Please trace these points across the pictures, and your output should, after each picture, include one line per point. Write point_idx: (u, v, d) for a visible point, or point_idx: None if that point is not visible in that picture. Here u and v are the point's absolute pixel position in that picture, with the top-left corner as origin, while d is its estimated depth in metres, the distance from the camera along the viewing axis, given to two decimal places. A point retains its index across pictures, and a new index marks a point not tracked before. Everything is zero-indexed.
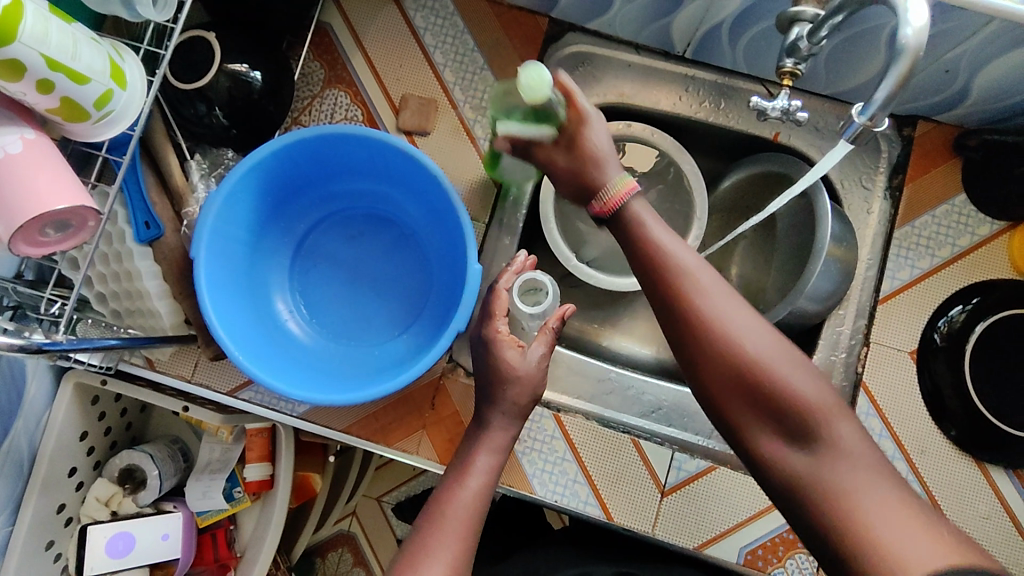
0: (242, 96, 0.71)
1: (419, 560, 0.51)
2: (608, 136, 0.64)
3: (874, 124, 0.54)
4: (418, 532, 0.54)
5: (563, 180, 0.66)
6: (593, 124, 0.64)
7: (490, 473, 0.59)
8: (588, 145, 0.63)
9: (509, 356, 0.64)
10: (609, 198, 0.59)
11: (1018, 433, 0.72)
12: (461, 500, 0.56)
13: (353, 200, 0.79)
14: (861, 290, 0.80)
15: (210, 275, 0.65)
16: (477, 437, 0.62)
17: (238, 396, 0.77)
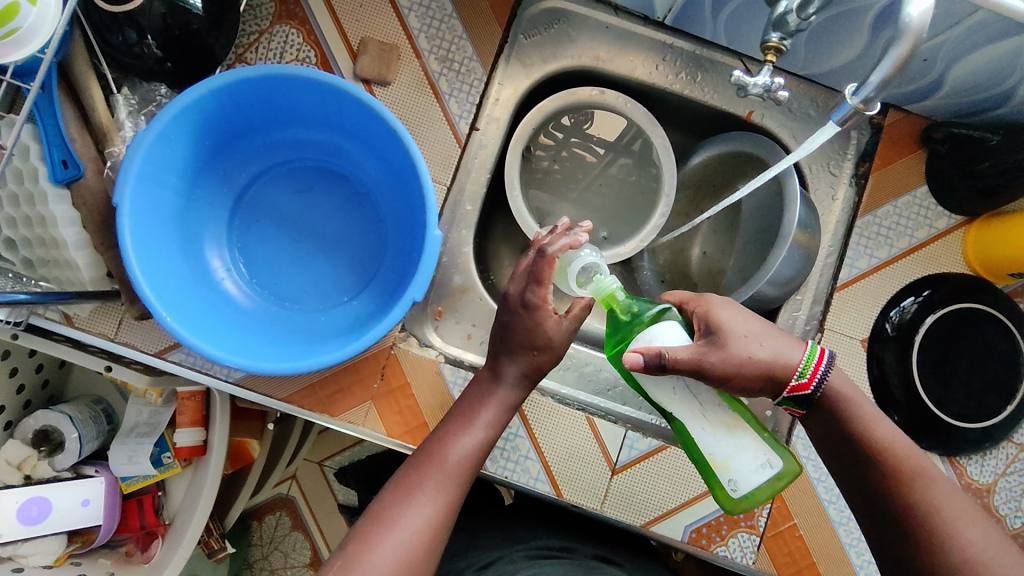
0: (179, 26, 0.63)
1: (412, 494, 0.56)
2: (739, 308, 0.59)
3: (866, 108, 0.52)
4: (415, 466, 0.58)
5: (735, 371, 0.54)
6: (720, 306, 0.58)
7: (493, 427, 0.62)
8: (726, 320, 0.57)
9: (550, 326, 0.63)
10: (807, 373, 0.56)
11: (955, 422, 0.75)
12: (461, 452, 0.59)
13: (302, 150, 0.72)
14: (819, 277, 0.81)
15: (135, 226, 0.59)
16: (487, 388, 0.64)
17: (167, 357, 0.71)
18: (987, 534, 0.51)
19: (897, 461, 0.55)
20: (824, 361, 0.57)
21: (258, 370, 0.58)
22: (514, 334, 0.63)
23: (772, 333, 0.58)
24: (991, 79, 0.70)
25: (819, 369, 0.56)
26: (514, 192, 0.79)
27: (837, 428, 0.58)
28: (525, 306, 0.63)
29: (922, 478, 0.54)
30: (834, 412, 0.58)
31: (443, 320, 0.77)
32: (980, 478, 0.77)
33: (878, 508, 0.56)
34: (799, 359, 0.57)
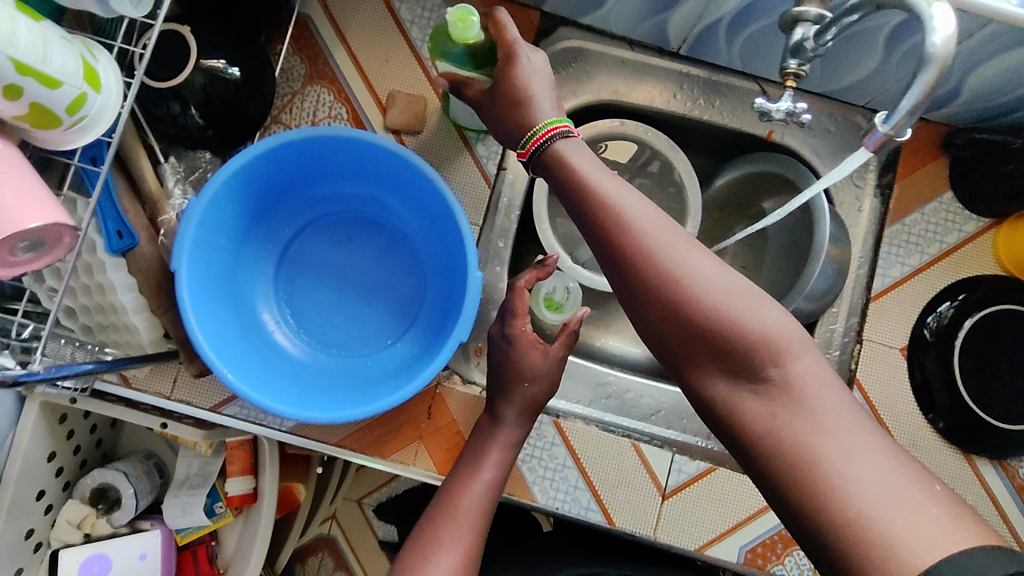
0: (219, 95, 0.67)
1: (433, 548, 0.55)
2: (545, 77, 0.60)
3: (897, 134, 0.53)
4: (430, 522, 0.58)
5: (493, 127, 0.62)
6: (518, 62, 0.59)
7: (497, 470, 0.64)
8: (512, 83, 0.59)
9: (536, 358, 0.67)
10: (530, 143, 0.57)
11: (1003, 425, 0.75)
12: (473, 498, 0.60)
13: (340, 201, 0.74)
14: (853, 288, 0.80)
15: (191, 289, 0.61)
16: (486, 434, 0.67)
17: (222, 411, 0.73)
18: (712, 266, 0.47)
19: (664, 258, 0.47)
20: (551, 139, 0.55)
21: (319, 420, 0.60)
22: (509, 368, 0.67)
23: (551, 109, 0.58)
24: (1005, 85, 0.71)
25: (539, 143, 0.56)
26: (543, 225, 0.81)
27: (599, 236, 0.50)
28: (511, 340, 0.68)
29: (693, 274, 0.46)
30: (583, 207, 0.51)
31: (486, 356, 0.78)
32: None
33: (661, 328, 0.48)
34: (543, 125, 0.56)
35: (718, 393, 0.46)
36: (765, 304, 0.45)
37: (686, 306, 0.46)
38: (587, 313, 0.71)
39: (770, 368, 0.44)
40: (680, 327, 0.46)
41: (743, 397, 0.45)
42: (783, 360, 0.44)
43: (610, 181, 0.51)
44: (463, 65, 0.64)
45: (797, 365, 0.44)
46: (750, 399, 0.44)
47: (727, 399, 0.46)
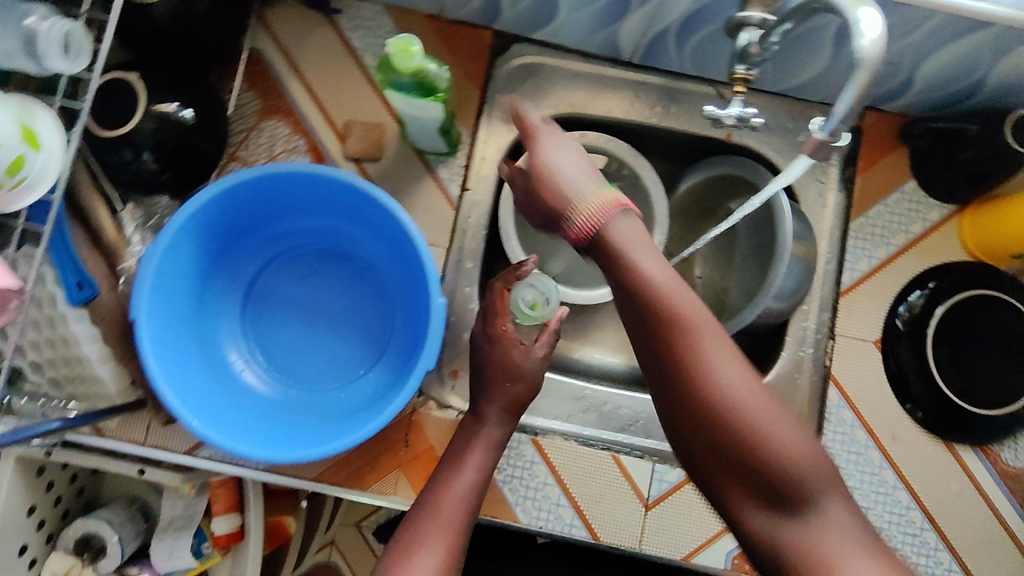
0: (172, 138, 0.67)
1: (414, 549, 0.53)
2: (591, 166, 0.60)
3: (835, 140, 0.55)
4: (411, 522, 0.55)
5: (535, 211, 0.63)
6: (545, 145, 0.62)
7: (481, 469, 0.61)
8: (558, 173, 0.59)
9: (516, 357, 0.67)
10: (581, 218, 0.55)
11: (983, 412, 0.74)
12: (456, 497, 0.57)
13: (304, 235, 0.74)
14: (822, 285, 0.80)
15: (152, 337, 0.60)
16: (469, 434, 0.65)
17: (198, 453, 0.73)
18: (754, 384, 0.50)
19: (714, 369, 0.49)
20: (614, 216, 0.54)
21: (288, 460, 0.59)
22: (488, 368, 0.67)
23: (589, 183, 0.57)
24: (957, 74, 0.71)
25: (603, 219, 0.54)
26: (511, 242, 0.81)
27: (654, 335, 0.51)
28: (489, 342, 0.68)
29: (740, 392, 0.49)
30: (638, 296, 0.52)
31: (460, 379, 0.76)
32: (1015, 463, 0.77)
33: (694, 429, 0.50)
34: (585, 199, 0.56)
35: (737, 484, 0.50)
36: (794, 429, 0.49)
37: (716, 404, 0.49)
38: (566, 311, 0.70)
39: (794, 501, 0.47)
40: (716, 436, 0.49)
41: (765, 493, 0.48)
42: (807, 492, 0.47)
43: (652, 258, 0.53)
44: (411, 92, 0.62)
45: (820, 506, 0.47)
46: (770, 494, 0.48)
47: (746, 489, 0.49)
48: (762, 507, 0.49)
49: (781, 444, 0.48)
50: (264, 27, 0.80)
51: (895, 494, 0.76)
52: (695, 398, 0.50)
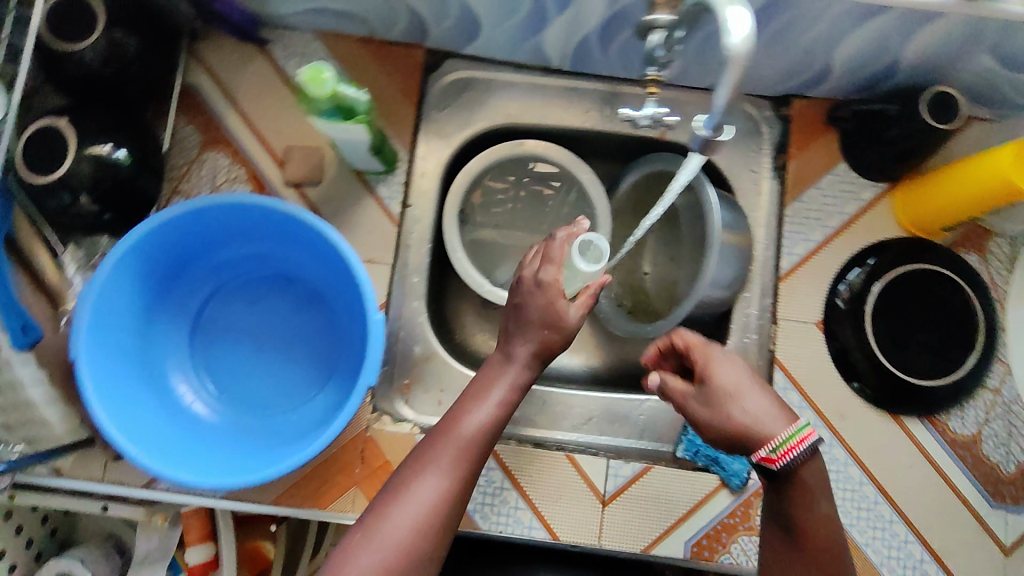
0: (110, 179, 0.68)
1: (427, 467, 0.60)
2: (746, 368, 0.63)
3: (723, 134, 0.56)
4: (431, 441, 0.62)
5: (702, 430, 0.63)
6: (716, 360, 0.63)
7: (502, 406, 0.65)
8: (720, 378, 0.62)
9: (560, 305, 0.68)
10: (779, 450, 0.58)
11: (924, 382, 0.77)
12: (473, 425, 0.63)
13: (248, 263, 0.76)
14: (762, 271, 0.82)
15: (94, 373, 0.62)
16: (498, 368, 0.68)
17: (156, 486, 0.74)
18: (838, 534, 0.58)
19: (813, 528, 0.58)
20: (806, 447, 0.58)
21: (234, 484, 0.61)
22: (529, 313, 0.68)
23: (755, 391, 0.62)
24: (871, 59, 0.73)
25: (793, 452, 0.57)
26: (457, 254, 0.83)
27: (787, 478, 0.59)
28: (537, 284, 0.69)
29: (827, 536, 0.57)
30: (736, 432, 0.60)
31: (412, 392, 0.79)
32: (963, 432, 0.79)
33: (789, 548, 0.59)
34: (778, 430, 0.58)
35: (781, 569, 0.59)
36: None
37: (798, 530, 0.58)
38: (607, 279, 0.72)
39: None
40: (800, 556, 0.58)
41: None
42: None
43: (759, 392, 0.61)
44: (336, 116, 0.63)
45: None
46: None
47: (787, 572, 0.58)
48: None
49: (825, 543, 0.57)
50: (198, 60, 0.81)
51: (847, 471, 0.78)
52: (795, 538, 0.59)
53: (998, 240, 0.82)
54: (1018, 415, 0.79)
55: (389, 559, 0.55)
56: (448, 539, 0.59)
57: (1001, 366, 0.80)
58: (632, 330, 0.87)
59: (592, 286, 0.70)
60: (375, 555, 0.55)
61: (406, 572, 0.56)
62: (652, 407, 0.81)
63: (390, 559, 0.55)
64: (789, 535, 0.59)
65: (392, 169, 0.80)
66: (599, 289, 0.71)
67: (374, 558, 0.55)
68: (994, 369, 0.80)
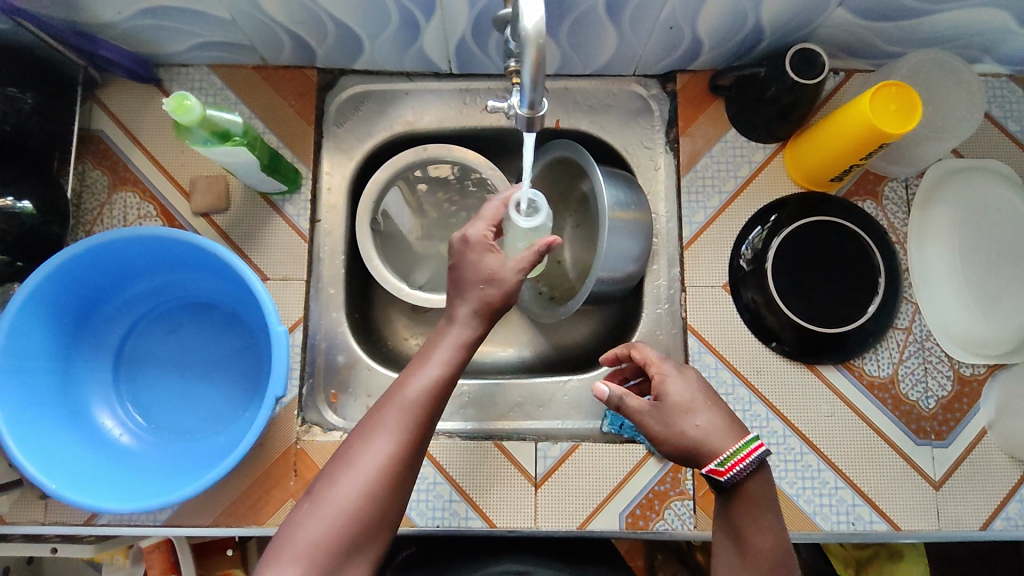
0: (16, 229, 0.71)
1: (373, 432, 0.58)
2: (699, 384, 0.64)
3: (536, 110, 0.55)
4: (377, 408, 0.60)
5: (656, 443, 0.62)
6: (671, 378, 0.63)
7: (451, 364, 0.62)
8: (673, 394, 0.62)
9: (492, 263, 0.66)
10: (732, 462, 0.58)
11: (832, 330, 0.78)
12: (417, 388, 0.60)
13: (164, 294, 0.78)
14: (667, 242, 0.86)
15: (7, 416, 0.64)
16: (447, 326, 0.65)
17: (97, 522, 0.75)
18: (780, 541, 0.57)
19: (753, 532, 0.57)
20: (754, 461, 0.58)
21: (153, 507, 0.63)
22: (464, 274, 0.66)
23: (714, 409, 0.62)
24: (733, 26, 0.75)
25: (741, 464, 0.58)
26: (372, 261, 0.86)
27: (734, 488, 0.59)
28: (467, 243, 0.67)
29: (766, 537, 0.57)
30: (688, 449, 0.60)
31: (340, 400, 0.82)
32: (879, 374, 0.81)
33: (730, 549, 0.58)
34: (731, 444, 0.59)
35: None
36: None
37: (737, 535, 0.58)
38: (556, 241, 0.67)
39: None
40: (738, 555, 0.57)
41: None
42: None
43: (713, 409, 0.62)
44: (214, 143, 0.67)
45: None
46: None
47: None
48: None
49: (766, 552, 0.56)
50: (100, 106, 0.83)
51: (770, 425, 0.79)
52: (738, 541, 0.58)
53: (892, 183, 0.85)
54: (931, 350, 0.81)
55: (336, 527, 0.54)
56: (401, 500, 0.58)
57: (910, 306, 0.82)
58: (547, 313, 0.89)
59: (537, 245, 0.67)
60: (322, 522, 0.54)
61: (354, 539, 0.55)
62: (575, 387, 0.83)
63: (338, 525, 0.54)
64: (732, 540, 0.58)
65: (299, 183, 0.83)
66: (546, 250, 0.67)
67: (320, 526, 0.54)
68: (903, 310, 0.82)
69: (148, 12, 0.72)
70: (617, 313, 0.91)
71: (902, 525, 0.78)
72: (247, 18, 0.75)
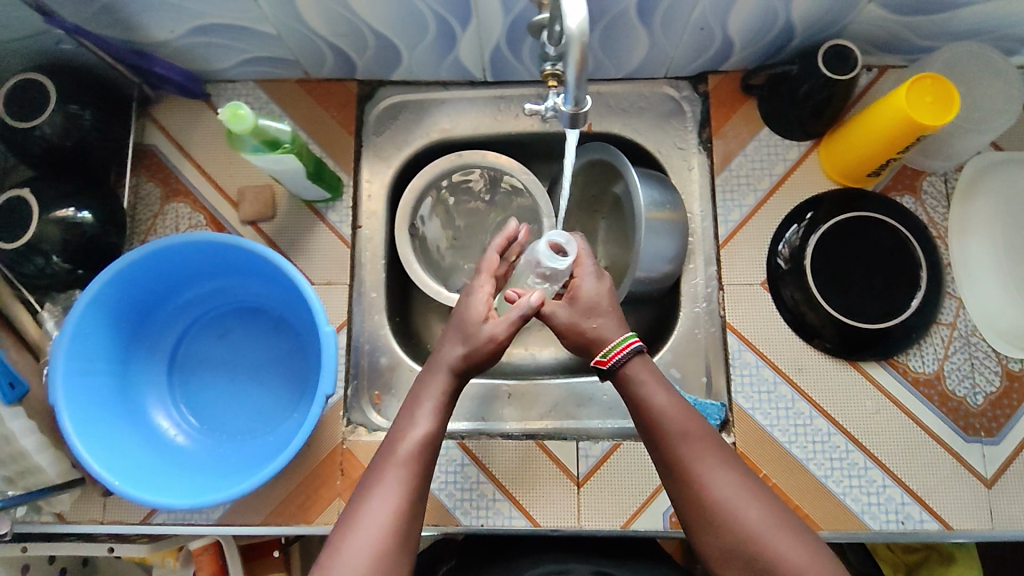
0: (77, 238, 0.74)
1: (370, 494, 0.58)
2: (611, 289, 0.68)
3: (580, 106, 0.56)
4: (371, 469, 0.60)
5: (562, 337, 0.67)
6: (582, 276, 0.68)
7: (437, 416, 0.63)
8: (583, 294, 0.67)
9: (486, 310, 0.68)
10: (610, 352, 0.63)
11: (874, 326, 0.77)
12: (410, 444, 0.60)
13: (215, 299, 0.81)
14: (703, 240, 0.86)
15: (72, 415, 0.67)
16: (424, 381, 0.66)
17: (153, 521, 0.77)
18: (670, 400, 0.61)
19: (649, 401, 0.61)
20: (632, 349, 0.63)
21: (207, 503, 0.64)
22: (460, 321, 0.68)
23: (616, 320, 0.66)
24: (765, 24, 0.76)
25: (621, 353, 0.63)
26: (412, 265, 0.87)
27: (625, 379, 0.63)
28: (469, 294, 0.70)
29: (663, 409, 0.60)
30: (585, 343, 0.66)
31: (383, 402, 0.83)
32: (924, 370, 0.80)
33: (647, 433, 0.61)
34: (614, 337, 0.64)
35: (681, 482, 0.59)
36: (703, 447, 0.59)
37: (661, 439, 0.60)
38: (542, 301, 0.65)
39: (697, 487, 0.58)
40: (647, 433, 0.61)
41: (709, 485, 0.57)
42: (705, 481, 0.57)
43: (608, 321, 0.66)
44: (264, 151, 0.70)
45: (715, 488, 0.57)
46: (720, 484, 0.57)
47: (701, 484, 0.57)
48: (730, 536, 0.55)
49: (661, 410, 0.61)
50: (153, 122, 0.87)
51: (814, 423, 0.79)
52: (666, 442, 0.60)
53: (930, 178, 0.84)
54: (978, 346, 0.80)
55: None
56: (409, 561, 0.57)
57: (953, 301, 0.81)
58: None
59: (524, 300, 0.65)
60: None
61: None
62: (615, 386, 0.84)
63: None
64: (649, 430, 0.61)
65: (339, 193, 0.85)
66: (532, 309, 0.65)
67: None
68: (946, 305, 0.81)
69: (200, 30, 0.76)
70: (654, 313, 0.91)
71: (954, 524, 0.76)
72: (292, 33, 0.78)
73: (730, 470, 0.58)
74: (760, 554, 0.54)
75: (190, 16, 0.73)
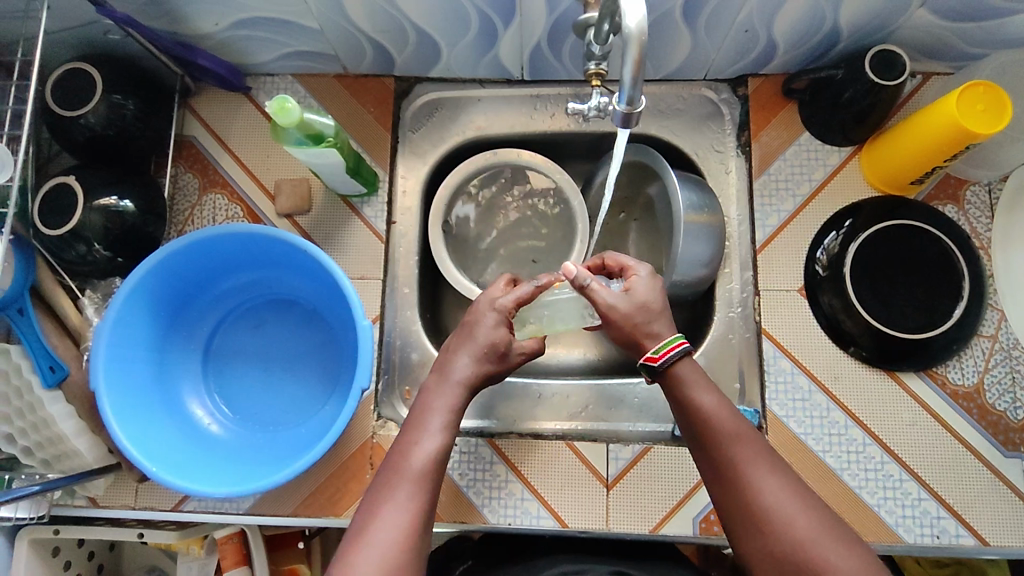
0: (118, 226, 0.74)
1: (382, 504, 0.56)
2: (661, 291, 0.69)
3: (634, 105, 0.56)
4: (383, 479, 0.58)
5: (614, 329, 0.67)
6: (638, 274, 0.69)
7: (447, 430, 0.62)
8: (639, 291, 0.67)
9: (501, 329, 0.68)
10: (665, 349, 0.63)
11: (915, 336, 0.76)
12: (422, 456, 0.59)
13: (251, 290, 0.82)
14: (739, 244, 0.85)
15: (112, 402, 0.68)
16: (434, 391, 0.65)
17: (184, 508, 0.78)
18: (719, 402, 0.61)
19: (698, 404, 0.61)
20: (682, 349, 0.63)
21: (241, 493, 0.65)
22: (475, 332, 0.67)
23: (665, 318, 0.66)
24: (811, 28, 0.75)
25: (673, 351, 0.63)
26: (444, 262, 0.86)
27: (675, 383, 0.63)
28: (494, 306, 0.69)
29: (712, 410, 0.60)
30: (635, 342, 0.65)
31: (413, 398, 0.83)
32: (964, 382, 0.78)
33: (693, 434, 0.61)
34: (666, 337, 0.65)
35: (729, 482, 0.58)
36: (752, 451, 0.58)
37: (709, 442, 0.60)
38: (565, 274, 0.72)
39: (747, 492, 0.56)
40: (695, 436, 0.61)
41: (758, 486, 0.56)
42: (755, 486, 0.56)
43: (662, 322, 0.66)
44: (307, 144, 0.71)
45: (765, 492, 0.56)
46: (768, 485, 0.56)
47: (750, 488, 0.56)
48: (779, 540, 0.54)
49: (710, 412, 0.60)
50: (193, 114, 0.88)
51: (849, 433, 0.78)
52: (715, 443, 0.59)
53: (974, 187, 0.82)
54: (1019, 360, 0.78)
55: None
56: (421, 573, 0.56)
57: (995, 313, 0.79)
58: None
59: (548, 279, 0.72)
60: None
61: None
62: (646, 389, 0.83)
63: None
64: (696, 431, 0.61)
65: (373, 189, 0.85)
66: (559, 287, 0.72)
67: None
68: (988, 317, 0.79)
69: (243, 23, 0.77)
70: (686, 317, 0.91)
71: (991, 540, 0.74)
72: (335, 28, 0.78)
73: (777, 475, 0.57)
74: (807, 557, 0.53)
75: (235, 9, 0.74)
